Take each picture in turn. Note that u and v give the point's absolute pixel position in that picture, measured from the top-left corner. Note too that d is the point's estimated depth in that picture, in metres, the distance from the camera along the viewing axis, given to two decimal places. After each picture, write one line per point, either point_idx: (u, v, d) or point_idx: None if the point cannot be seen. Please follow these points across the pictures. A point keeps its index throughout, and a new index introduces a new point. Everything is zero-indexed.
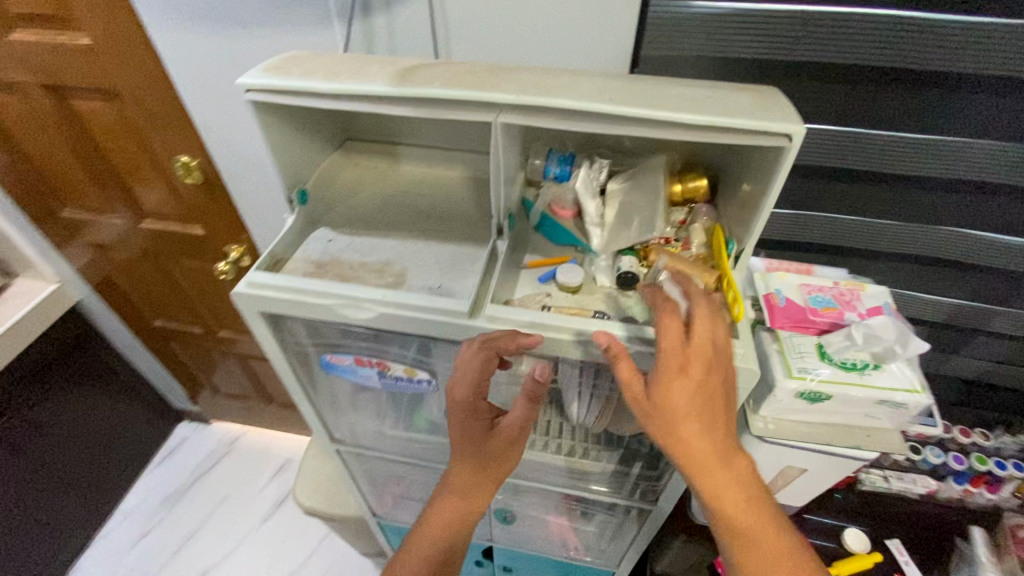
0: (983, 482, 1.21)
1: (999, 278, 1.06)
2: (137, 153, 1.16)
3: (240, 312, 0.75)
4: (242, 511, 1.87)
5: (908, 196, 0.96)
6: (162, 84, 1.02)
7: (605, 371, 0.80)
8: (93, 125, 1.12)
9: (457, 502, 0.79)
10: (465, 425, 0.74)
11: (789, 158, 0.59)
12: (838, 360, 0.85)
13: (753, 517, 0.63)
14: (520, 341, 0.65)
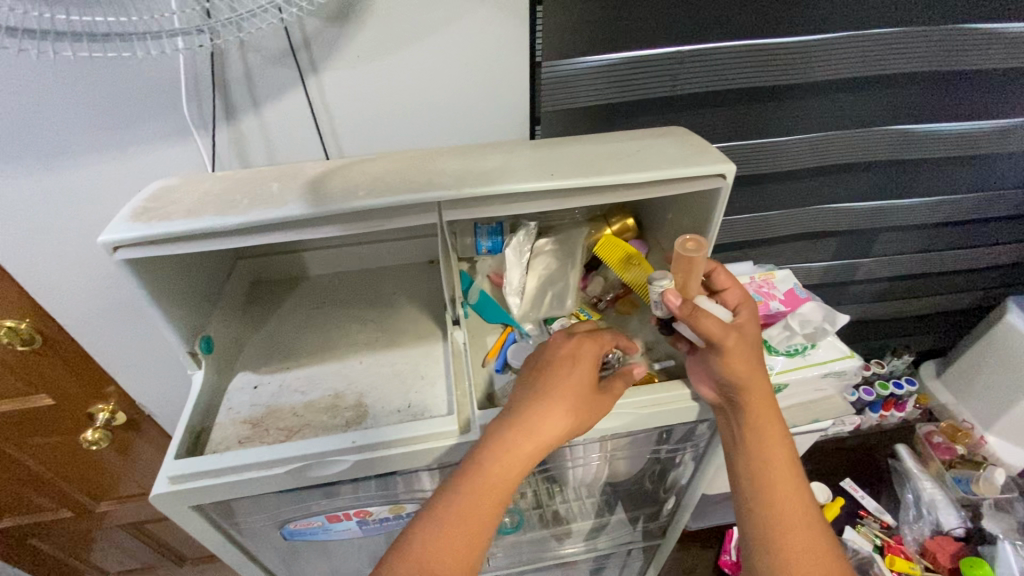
0: (892, 404, 1.39)
1: (859, 237, 1.24)
2: None
3: (164, 513, 0.60)
4: None
5: (784, 188, 1.08)
6: None
7: (596, 442, 0.77)
8: None
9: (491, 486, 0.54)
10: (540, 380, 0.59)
11: (727, 195, 0.62)
12: (783, 350, 0.90)
13: (778, 469, 0.65)
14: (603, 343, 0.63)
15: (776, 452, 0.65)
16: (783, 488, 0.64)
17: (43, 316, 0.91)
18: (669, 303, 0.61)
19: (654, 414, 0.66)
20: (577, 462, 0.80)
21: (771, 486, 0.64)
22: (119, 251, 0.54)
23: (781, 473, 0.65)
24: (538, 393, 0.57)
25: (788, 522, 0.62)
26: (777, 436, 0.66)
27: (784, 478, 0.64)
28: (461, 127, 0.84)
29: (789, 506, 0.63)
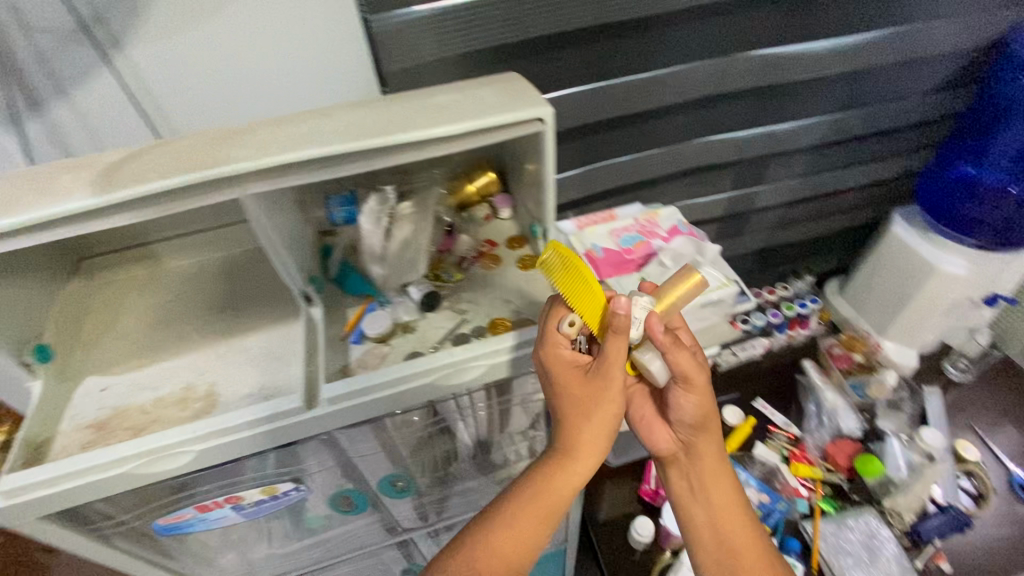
0: (797, 322, 1.47)
1: (748, 166, 1.26)
2: None
3: (10, 527, 0.58)
4: None
5: (660, 125, 1.09)
6: None
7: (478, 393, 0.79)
8: None
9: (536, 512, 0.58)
10: (563, 383, 0.62)
11: (549, 137, 0.62)
12: (660, 286, 0.94)
13: (730, 511, 0.65)
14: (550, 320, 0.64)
15: (726, 503, 0.65)
16: (740, 542, 0.63)
17: None
18: (654, 327, 0.61)
19: (509, 363, 0.66)
20: (465, 411, 0.82)
21: (727, 537, 0.63)
22: None
23: (731, 511, 0.65)
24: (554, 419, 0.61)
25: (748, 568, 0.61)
26: (725, 480, 0.67)
27: (738, 531, 0.63)
28: (302, 89, 0.81)
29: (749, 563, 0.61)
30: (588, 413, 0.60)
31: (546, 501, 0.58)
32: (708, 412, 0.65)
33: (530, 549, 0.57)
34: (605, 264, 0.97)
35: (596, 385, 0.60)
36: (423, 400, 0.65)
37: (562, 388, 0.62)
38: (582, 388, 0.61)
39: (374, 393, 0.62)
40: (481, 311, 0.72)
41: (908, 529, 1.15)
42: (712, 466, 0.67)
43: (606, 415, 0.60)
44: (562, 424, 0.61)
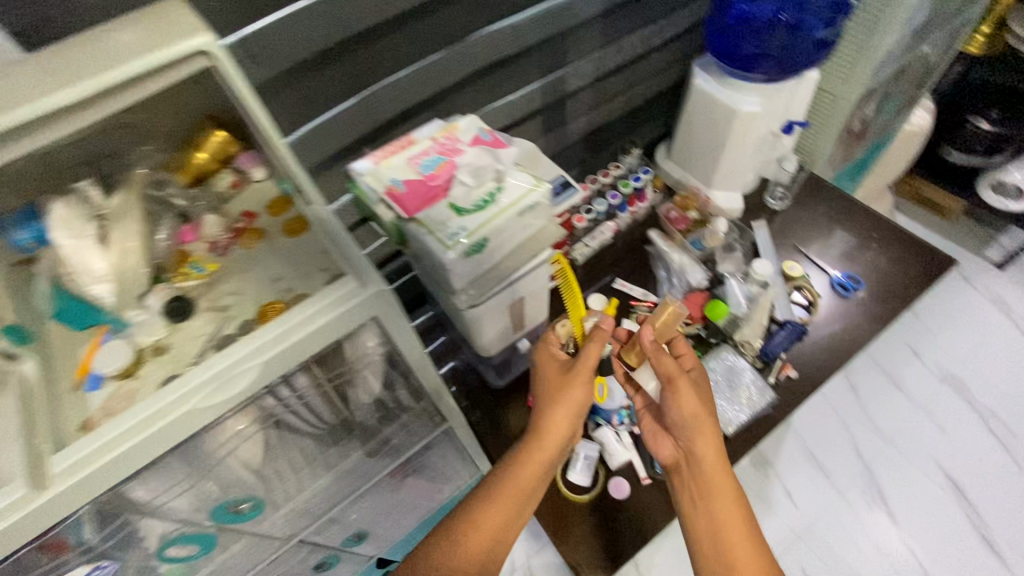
0: (636, 198, 1.51)
1: (546, 50, 1.19)
2: None
3: None
4: None
5: (428, 26, 0.97)
6: None
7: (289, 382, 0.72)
8: None
9: (516, 470, 0.95)
10: (543, 379, 1.06)
11: (222, 71, 0.52)
12: (471, 207, 0.88)
13: (719, 483, 0.89)
14: (555, 350, 1.09)
15: (721, 487, 0.89)
16: (723, 507, 0.88)
17: None
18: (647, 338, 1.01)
19: (282, 352, 0.57)
20: (292, 400, 0.75)
21: (710, 497, 0.89)
22: None
23: (719, 483, 0.89)
24: (544, 414, 1.00)
25: (733, 534, 0.85)
26: (719, 470, 0.90)
27: (725, 503, 0.88)
28: None
29: (729, 526, 0.86)
30: (561, 397, 1.01)
31: (535, 456, 0.97)
32: (705, 420, 0.93)
33: (508, 514, 0.93)
34: (411, 199, 0.88)
35: (575, 382, 1.02)
36: (199, 424, 0.57)
37: (541, 383, 1.05)
38: (559, 380, 1.04)
39: (126, 443, 0.53)
40: (244, 307, 0.64)
41: (757, 353, 1.27)
42: (714, 483, 0.89)
43: (575, 402, 1.01)
44: (546, 408, 1.01)
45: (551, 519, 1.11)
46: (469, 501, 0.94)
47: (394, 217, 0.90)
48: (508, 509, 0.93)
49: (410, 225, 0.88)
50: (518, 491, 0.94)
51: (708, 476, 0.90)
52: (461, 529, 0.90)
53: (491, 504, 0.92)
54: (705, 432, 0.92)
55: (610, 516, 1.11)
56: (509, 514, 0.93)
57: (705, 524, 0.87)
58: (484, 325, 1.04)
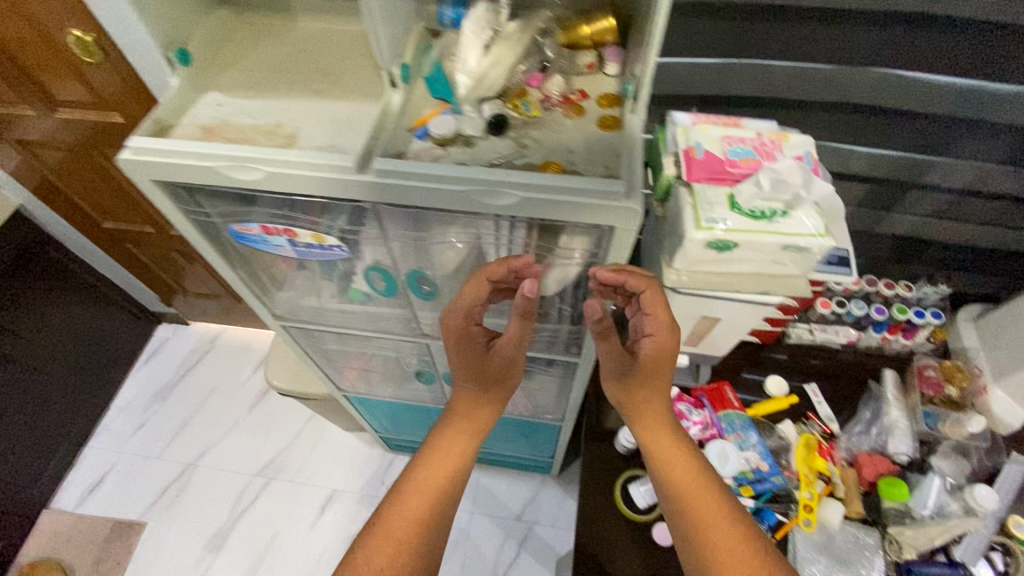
0: (900, 329, 1.31)
1: (937, 125, 1.04)
2: (27, 30, 1.14)
3: (133, 180, 0.74)
4: (230, 399, 2.26)
5: (839, 34, 0.91)
6: None
7: (516, 222, 0.78)
8: None
9: (455, 439, 0.79)
10: (466, 352, 0.77)
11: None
12: (746, 210, 0.85)
13: (687, 479, 0.76)
14: (512, 265, 0.74)
15: (687, 472, 0.76)
16: (703, 500, 0.74)
17: (103, 35, 1.11)
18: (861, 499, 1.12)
19: (543, 203, 0.66)
20: (501, 242, 0.82)
21: (693, 505, 0.74)
22: None
23: (683, 473, 0.76)
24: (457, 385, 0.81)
25: (711, 527, 0.72)
26: (688, 468, 0.76)
27: (699, 493, 0.74)
28: None
29: (708, 517, 0.72)
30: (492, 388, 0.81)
31: (470, 428, 0.80)
32: (662, 429, 0.79)
33: (453, 478, 0.77)
34: (699, 167, 0.89)
35: (488, 363, 0.78)
36: (461, 207, 0.69)
37: (452, 342, 0.77)
38: (469, 360, 0.78)
39: (426, 183, 0.67)
40: (539, 150, 0.71)
41: (898, 562, 1.07)
42: (692, 489, 0.75)
43: (496, 375, 0.80)
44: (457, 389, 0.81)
45: (592, 504, 1.16)
46: (403, 487, 0.75)
47: (675, 173, 0.92)
48: (448, 472, 0.77)
49: (681, 189, 0.89)
50: (456, 460, 0.78)
51: (675, 476, 0.76)
52: (398, 512, 0.73)
53: (438, 468, 0.76)
54: (671, 445, 0.78)
55: (639, 546, 1.11)
56: (440, 507, 0.75)
57: (694, 524, 0.72)
58: (669, 314, 1.04)
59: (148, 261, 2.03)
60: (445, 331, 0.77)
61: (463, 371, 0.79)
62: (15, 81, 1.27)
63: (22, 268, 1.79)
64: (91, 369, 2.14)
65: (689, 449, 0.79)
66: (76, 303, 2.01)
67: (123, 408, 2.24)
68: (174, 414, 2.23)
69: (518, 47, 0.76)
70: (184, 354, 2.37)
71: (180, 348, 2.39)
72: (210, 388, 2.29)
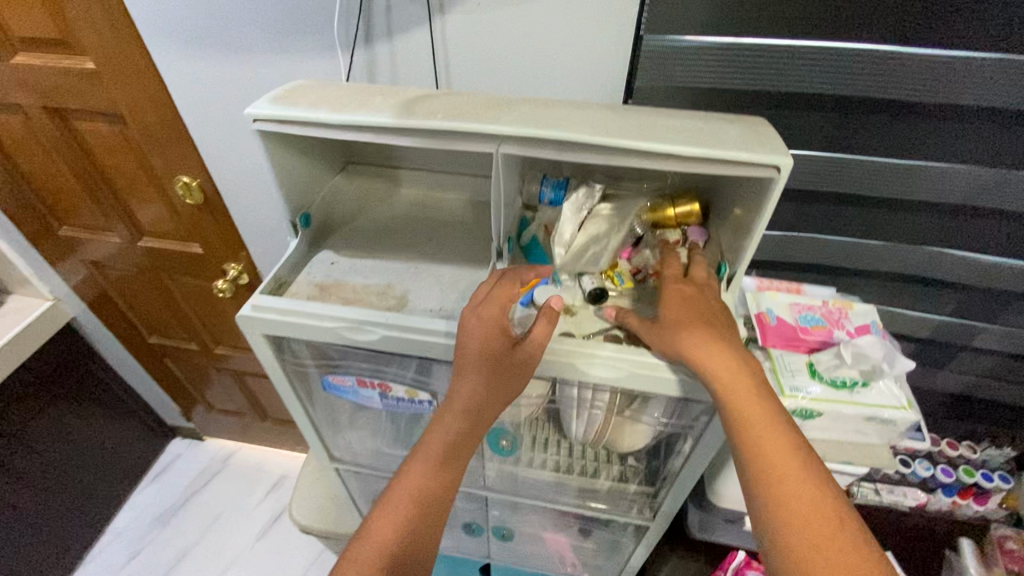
0: (971, 494, 1.26)
1: (980, 296, 1.10)
2: (136, 171, 1.24)
3: (243, 333, 0.77)
4: (234, 528, 2.09)
5: (891, 218, 1.00)
6: (153, 88, 1.04)
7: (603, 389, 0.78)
8: (93, 143, 1.19)
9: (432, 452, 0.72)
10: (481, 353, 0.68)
11: (751, 192, 0.69)
12: (827, 378, 0.87)
13: (768, 442, 0.62)
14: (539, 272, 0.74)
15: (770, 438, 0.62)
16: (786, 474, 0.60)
17: (207, 181, 1.22)
18: None
19: (652, 378, 0.68)
20: (583, 406, 0.82)
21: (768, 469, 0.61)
22: (256, 123, 0.70)
23: (767, 439, 0.62)
24: (458, 379, 0.69)
25: (789, 500, 0.59)
26: (767, 427, 0.63)
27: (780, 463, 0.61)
28: (557, 74, 0.87)
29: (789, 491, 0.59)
30: (504, 380, 0.69)
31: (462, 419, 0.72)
32: (743, 380, 0.64)
33: (430, 490, 0.71)
34: (774, 333, 0.92)
35: (500, 364, 0.68)
36: (566, 377, 0.70)
37: (473, 338, 0.68)
38: (481, 358, 0.68)
39: (535, 353, 0.69)
40: (638, 323, 0.75)
41: None
42: (765, 453, 0.61)
43: (500, 389, 0.69)
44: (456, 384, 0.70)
45: None
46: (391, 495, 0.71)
47: (748, 337, 0.95)
48: (429, 485, 0.71)
49: (757, 353, 0.92)
50: (437, 469, 0.72)
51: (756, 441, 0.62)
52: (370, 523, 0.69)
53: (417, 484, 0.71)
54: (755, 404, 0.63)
55: None
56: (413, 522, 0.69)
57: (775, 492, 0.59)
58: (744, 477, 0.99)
59: (181, 376, 1.99)
60: (465, 324, 0.69)
61: (469, 357, 0.68)
62: (107, 203, 1.33)
63: (56, 378, 1.77)
64: (96, 488, 2.01)
65: (777, 412, 0.64)
66: (97, 416, 1.95)
67: (119, 533, 2.07)
68: (172, 543, 2.04)
69: (612, 229, 0.82)
70: (194, 472, 2.25)
71: (190, 465, 2.27)
72: (217, 512, 2.13)
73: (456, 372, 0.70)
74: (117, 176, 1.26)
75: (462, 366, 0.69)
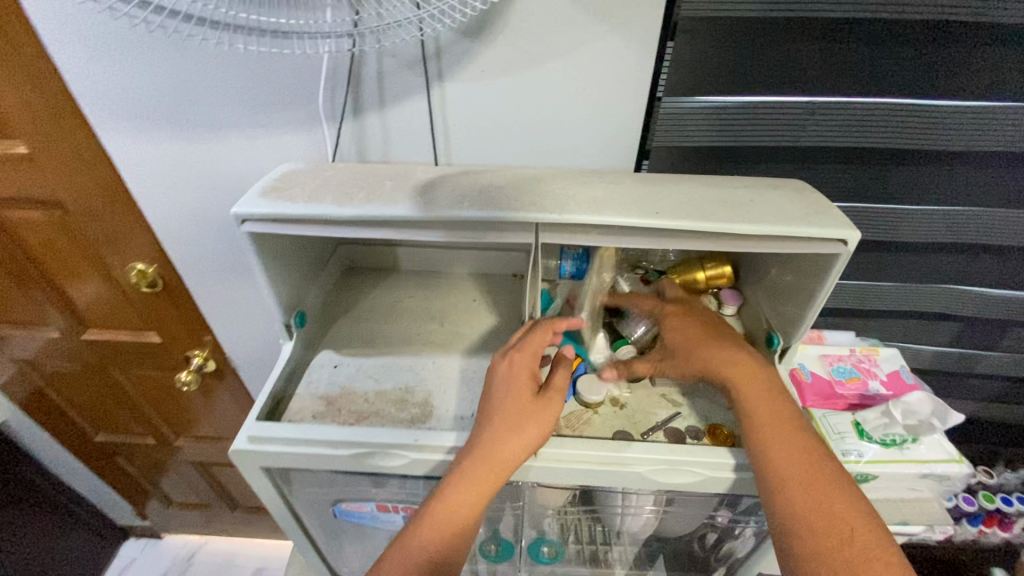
0: (996, 521, 1.23)
1: (986, 327, 1.10)
2: (73, 250, 0.98)
3: (237, 467, 0.64)
4: None
5: (906, 260, 0.98)
6: (100, 164, 0.86)
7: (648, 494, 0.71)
8: (15, 221, 0.92)
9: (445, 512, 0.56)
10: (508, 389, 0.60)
11: (804, 261, 0.65)
12: (877, 437, 0.82)
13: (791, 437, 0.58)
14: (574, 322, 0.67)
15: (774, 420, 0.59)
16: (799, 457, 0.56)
17: (168, 264, 1.03)
18: None
19: (724, 479, 0.61)
20: (627, 512, 0.75)
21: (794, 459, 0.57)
22: (246, 223, 0.59)
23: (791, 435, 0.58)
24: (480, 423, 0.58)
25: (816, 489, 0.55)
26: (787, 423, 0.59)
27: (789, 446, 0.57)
28: (568, 138, 0.81)
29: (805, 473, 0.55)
30: (521, 426, 0.57)
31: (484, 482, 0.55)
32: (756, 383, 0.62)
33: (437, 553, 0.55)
34: (812, 392, 0.86)
35: (527, 408, 0.58)
36: (625, 484, 0.62)
37: (503, 374, 0.61)
38: (510, 394, 0.59)
39: (590, 462, 0.61)
40: (693, 409, 0.68)
41: None
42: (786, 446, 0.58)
43: (528, 437, 0.57)
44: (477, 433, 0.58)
45: None
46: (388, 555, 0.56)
47: None
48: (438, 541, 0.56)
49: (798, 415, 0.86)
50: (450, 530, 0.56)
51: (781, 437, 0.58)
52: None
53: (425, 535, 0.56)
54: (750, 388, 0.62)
55: None
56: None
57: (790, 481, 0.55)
58: None
59: (131, 475, 1.63)
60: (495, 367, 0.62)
61: (494, 405, 0.59)
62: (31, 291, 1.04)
63: None
64: None
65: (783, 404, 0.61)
66: None
67: None
68: None
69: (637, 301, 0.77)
70: None
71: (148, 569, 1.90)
72: None
73: (474, 421, 0.60)
74: (49, 258, 0.99)
75: (488, 407, 0.59)
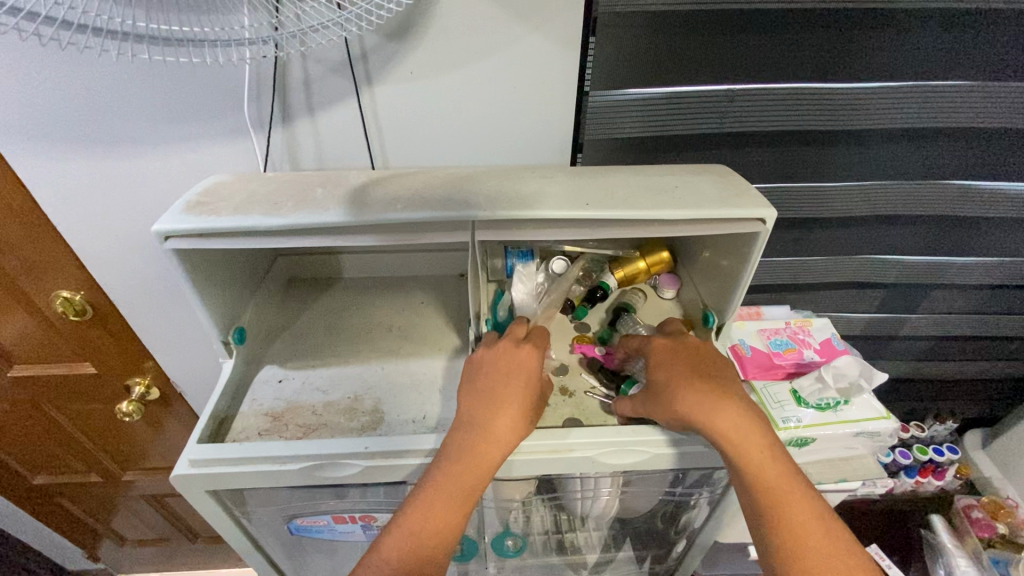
0: (932, 472, 1.35)
1: (909, 292, 1.17)
2: None
3: (181, 494, 0.62)
4: None
5: (832, 233, 1.04)
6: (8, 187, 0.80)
7: (602, 477, 0.73)
8: None
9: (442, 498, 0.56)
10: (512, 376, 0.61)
11: (731, 239, 0.68)
12: (813, 402, 0.87)
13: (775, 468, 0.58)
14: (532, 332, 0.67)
15: (751, 442, 0.58)
16: (773, 477, 0.57)
17: (98, 291, 0.97)
18: None
19: (669, 455, 0.63)
20: (586, 495, 0.76)
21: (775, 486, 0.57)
22: (169, 240, 0.57)
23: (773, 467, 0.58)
24: (485, 408, 0.59)
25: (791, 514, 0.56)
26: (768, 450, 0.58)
27: (778, 483, 0.57)
28: (503, 135, 0.82)
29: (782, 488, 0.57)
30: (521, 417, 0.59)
31: (482, 463, 0.57)
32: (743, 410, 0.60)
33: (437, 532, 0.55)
34: (752, 364, 0.91)
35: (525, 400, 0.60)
36: (577, 470, 0.64)
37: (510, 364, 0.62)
38: (516, 386, 0.60)
39: (542, 452, 0.62)
40: None
41: None
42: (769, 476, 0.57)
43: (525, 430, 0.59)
44: (483, 417, 0.59)
45: None
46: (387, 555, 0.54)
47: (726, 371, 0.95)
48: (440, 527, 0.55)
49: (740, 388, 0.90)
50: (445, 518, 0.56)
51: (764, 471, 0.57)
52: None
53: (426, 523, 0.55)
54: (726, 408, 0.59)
55: None
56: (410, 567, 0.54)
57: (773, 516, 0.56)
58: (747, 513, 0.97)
59: (78, 516, 1.54)
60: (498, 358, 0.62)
61: (499, 394, 0.60)
62: None
63: None
64: None
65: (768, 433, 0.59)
66: None
67: None
68: None
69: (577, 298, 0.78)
70: None
71: None
72: None
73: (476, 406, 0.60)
74: None
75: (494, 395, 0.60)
